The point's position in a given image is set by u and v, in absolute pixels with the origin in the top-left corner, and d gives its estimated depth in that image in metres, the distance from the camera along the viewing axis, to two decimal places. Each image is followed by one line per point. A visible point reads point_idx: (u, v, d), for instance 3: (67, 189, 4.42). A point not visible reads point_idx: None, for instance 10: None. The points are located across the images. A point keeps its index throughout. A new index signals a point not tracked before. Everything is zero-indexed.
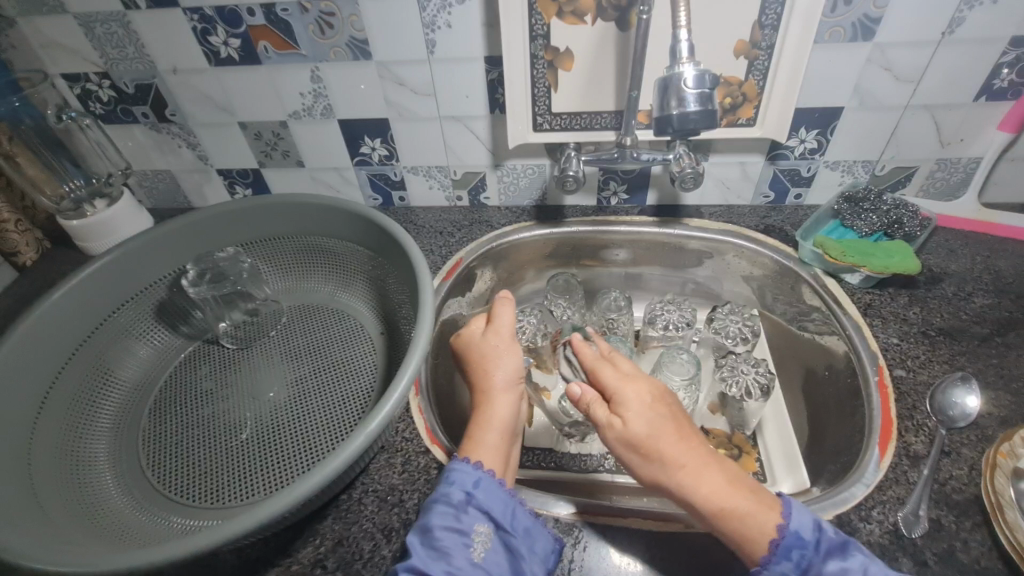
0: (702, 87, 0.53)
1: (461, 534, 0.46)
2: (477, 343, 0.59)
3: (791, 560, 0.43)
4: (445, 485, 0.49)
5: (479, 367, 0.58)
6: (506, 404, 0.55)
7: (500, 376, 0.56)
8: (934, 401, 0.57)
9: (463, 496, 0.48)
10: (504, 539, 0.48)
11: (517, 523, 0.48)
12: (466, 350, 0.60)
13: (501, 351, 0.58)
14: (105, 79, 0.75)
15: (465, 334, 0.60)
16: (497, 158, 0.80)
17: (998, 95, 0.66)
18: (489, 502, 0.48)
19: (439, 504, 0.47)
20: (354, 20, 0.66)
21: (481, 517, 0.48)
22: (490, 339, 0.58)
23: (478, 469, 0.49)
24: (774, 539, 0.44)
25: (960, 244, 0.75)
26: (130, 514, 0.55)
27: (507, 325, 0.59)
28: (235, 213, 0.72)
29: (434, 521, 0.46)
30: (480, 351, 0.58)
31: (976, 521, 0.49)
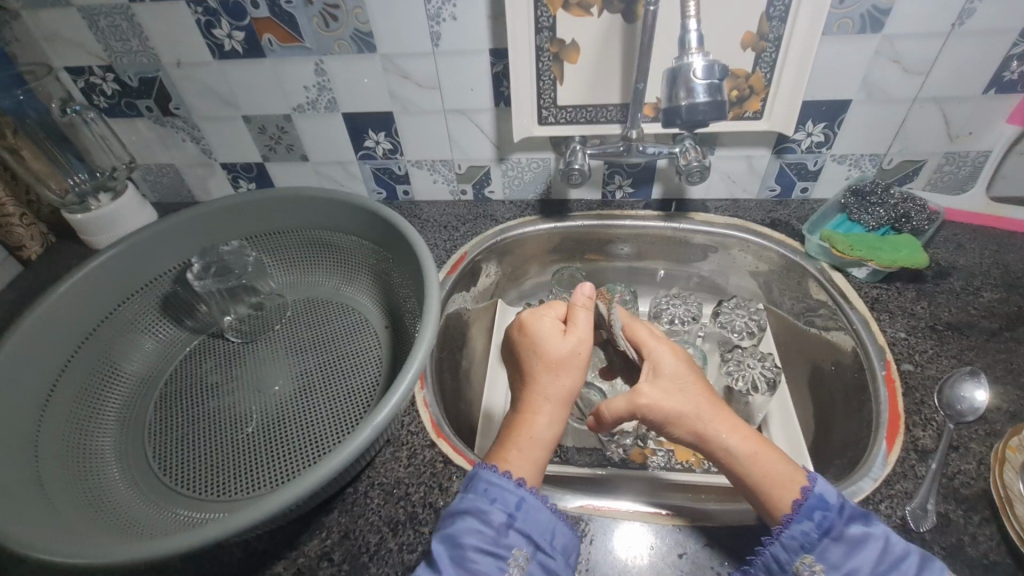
0: (712, 78, 0.52)
1: (496, 556, 0.46)
2: (551, 342, 0.55)
3: (812, 521, 0.45)
4: (483, 501, 0.47)
5: (547, 364, 0.54)
6: (555, 418, 0.53)
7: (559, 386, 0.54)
8: (942, 396, 0.56)
9: (502, 516, 0.47)
10: (542, 562, 0.46)
11: (555, 544, 0.47)
12: (534, 344, 0.56)
13: (575, 359, 0.55)
14: (109, 73, 0.75)
15: (541, 332, 0.56)
16: (502, 152, 0.79)
17: (1008, 87, 0.65)
18: (528, 523, 0.47)
19: (475, 520, 0.47)
20: (358, 13, 0.65)
21: (519, 538, 0.47)
22: (571, 342, 0.56)
23: (521, 490, 0.48)
24: (798, 499, 0.46)
25: (968, 239, 0.74)
26: (136, 506, 0.55)
27: (586, 332, 0.56)
28: (239, 207, 0.71)
29: (469, 539, 0.45)
30: (552, 352, 0.55)
31: (984, 515, 0.48)
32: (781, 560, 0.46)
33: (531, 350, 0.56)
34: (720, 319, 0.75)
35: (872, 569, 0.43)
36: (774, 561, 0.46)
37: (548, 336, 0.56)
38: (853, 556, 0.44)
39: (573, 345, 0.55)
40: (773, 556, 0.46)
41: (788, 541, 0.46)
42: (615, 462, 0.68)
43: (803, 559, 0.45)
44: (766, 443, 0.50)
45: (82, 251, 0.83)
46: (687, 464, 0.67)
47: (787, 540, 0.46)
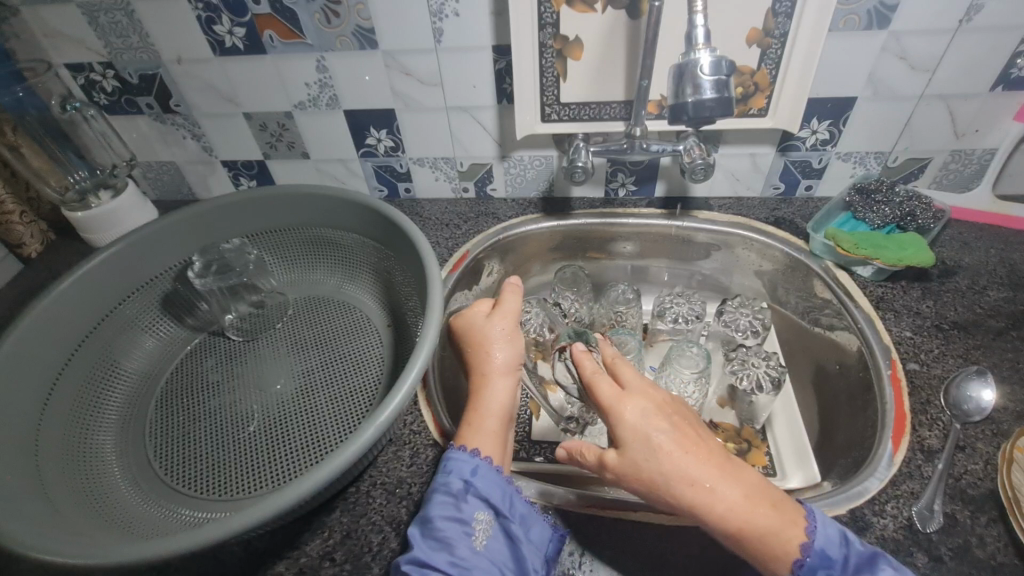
0: (719, 73, 0.52)
1: (462, 523, 0.46)
2: (478, 326, 0.59)
3: None
4: (443, 475, 0.49)
5: (475, 345, 0.58)
6: (503, 387, 0.55)
7: (500, 360, 0.56)
8: (948, 396, 0.56)
9: (462, 485, 0.48)
10: (504, 527, 0.47)
11: (515, 510, 0.48)
12: (465, 332, 0.60)
13: (502, 335, 0.58)
14: (109, 70, 0.74)
15: (468, 316, 0.61)
16: (504, 149, 0.79)
17: (1015, 84, 0.65)
18: (488, 489, 0.48)
19: (437, 493, 0.47)
20: (360, 9, 0.65)
21: (480, 504, 0.47)
22: (494, 323, 0.59)
23: (476, 458, 0.49)
24: (799, 560, 0.42)
25: (974, 237, 0.74)
26: (138, 505, 0.55)
27: (510, 314, 0.60)
28: (239, 205, 0.71)
29: (434, 511, 0.46)
30: (479, 334, 0.59)
31: (992, 516, 0.48)
32: None
33: (464, 337, 0.60)
34: (724, 318, 0.74)
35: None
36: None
37: (474, 321, 0.60)
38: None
39: (496, 329, 0.58)
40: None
41: None
42: None
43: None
44: (756, 500, 0.44)
45: (82, 249, 0.83)
46: None
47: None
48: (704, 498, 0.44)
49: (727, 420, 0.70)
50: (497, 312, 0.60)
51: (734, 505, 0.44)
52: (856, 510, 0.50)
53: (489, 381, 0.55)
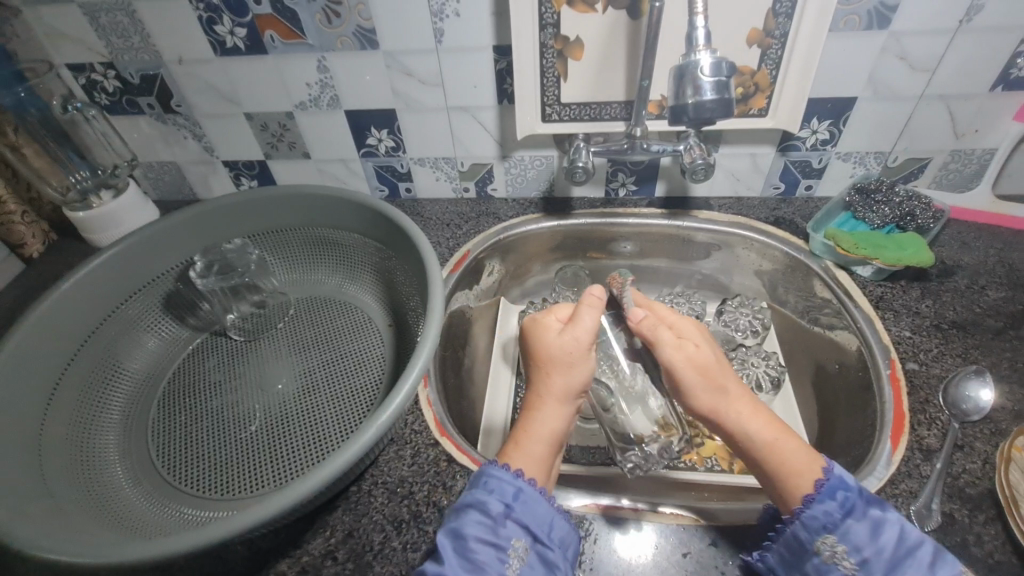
0: (719, 75, 0.52)
1: (496, 547, 0.45)
2: (550, 343, 0.56)
3: (834, 502, 0.45)
4: (483, 492, 0.48)
5: (543, 359, 0.56)
6: (558, 414, 0.54)
7: (564, 383, 0.54)
8: (947, 395, 0.56)
9: (501, 507, 0.47)
10: (541, 554, 0.46)
11: (554, 537, 0.47)
12: (537, 345, 0.57)
13: (575, 358, 0.55)
14: (110, 70, 0.74)
15: (541, 329, 0.58)
16: (505, 149, 0.79)
17: (1015, 84, 0.65)
18: (527, 514, 0.47)
19: (473, 510, 0.47)
20: (361, 9, 0.65)
21: (518, 529, 0.47)
22: (567, 341, 0.55)
23: (520, 481, 0.48)
24: (821, 479, 0.46)
25: (973, 236, 0.74)
26: (141, 504, 0.55)
27: (587, 332, 0.56)
28: (241, 205, 0.71)
29: (470, 530, 0.45)
30: (547, 347, 0.56)
31: (989, 514, 0.48)
32: (801, 540, 0.46)
33: (535, 351, 0.57)
34: (724, 318, 0.75)
35: (891, 553, 0.43)
36: (795, 538, 0.46)
37: (548, 335, 0.57)
38: (875, 538, 0.43)
39: (569, 347, 0.55)
40: (793, 535, 0.46)
41: (808, 521, 0.45)
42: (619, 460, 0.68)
43: (824, 539, 0.45)
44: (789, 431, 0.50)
45: (83, 249, 0.83)
46: (691, 463, 0.67)
47: (807, 520, 0.45)
48: (744, 406, 0.51)
49: None
50: (574, 327, 0.56)
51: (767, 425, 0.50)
52: None
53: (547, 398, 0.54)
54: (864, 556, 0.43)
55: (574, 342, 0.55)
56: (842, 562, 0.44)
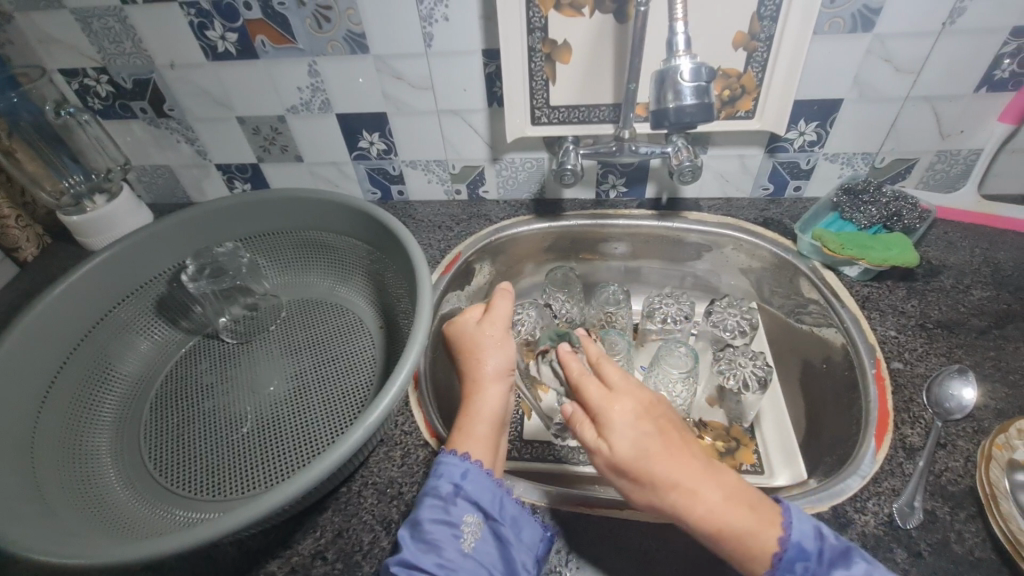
0: (699, 80, 0.52)
1: (450, 525, 0.47)
2: (471, 333, 0.58)
3: (794, 573, 0.44)
4: (434, 478, 0.49)
5: (466, 351, 0.57)
6: (494, 395, 0.54)
7: (492, 366, 0.55)
8: (931, 394, 0.57)
9: (451, 488, 0.48)
10: (493, 529, 0.48)
11: (506, 512, 0.49)
12: (458, 338, 0.58)
13: (493, 343, 0.57)
14: (103, 75, 0.75)
15: (460, 322, 0.59)
16: (496, 152, 0.80)
17: (999, 85, 0.66)
18: (477, 491, 0.49)
19: (428, 496, 0.48)
20: (351, 14, 0.66)
21: (469, 507, 0.48)
22: (485, 329, 0.57)
23: (465, 461, 0.49)
24: (777, 553, 0.43)
25: (959, 236, 0.75)
26: (132, 506, 0.56)
27: (501, 318, 0.58)
28: (232, 209, 0.72)
29: (424, 514, 0.47)
30: (470, 341, 0.57)
31: (970, 512, 0.49)
32: None
33: (457, 344, 0.58)
34: (713, 318, 0.75)
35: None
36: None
37: (464, 327, 0.59)
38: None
39: (480, 337, 0.57)
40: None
41: None
42: None
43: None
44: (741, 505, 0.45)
45: (77, 252, 0.83)
46: None
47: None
48: (672, 499, 0.45)
49: (716, 419, 0.71)
50: (488, 319, 0.58)
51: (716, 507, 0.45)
52: (839, 507, 0.50)
53: (479, 387, 0.55)
54: None
55: (487, 330, 0.57)
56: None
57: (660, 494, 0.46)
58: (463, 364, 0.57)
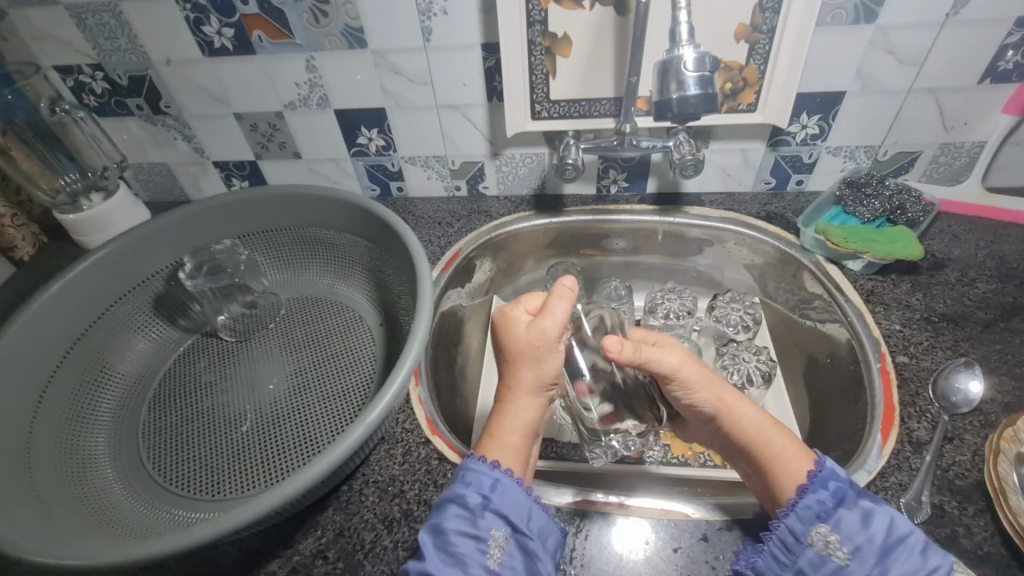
0: (702, 70, 0.52)
1: (476, 539, 0.46)
2: (520, 335, 0.54)
3: (827, 491, 0.46)
4: (461, 486, 0.48)
5: (511, 355, 0.55)
6: (529, 408, 0.55)
7: (530, 378, 0.54)
8: (937, 388, 0.56)
9: (479, 499, 0.48)
10: (520, 543, 0.47)
11: (533, 525, 0.48)
12: (506, 337, 0.55)
13: (542, 352, 0.54)
14: (98, 71, 0.74)
15: (510, 320, 0.56)
16: (496, 147, 0.79)
17: (1003, 77, 0.65)
18: (505, 505, 0.48)
19: (453, 504, 0.47)
20: (349, 8, 0.65)
21: (496, 520, 0.47)
22: (534, 334, 0.54)
23: (496, 472, 0.49)
24: (811, 471, 0.47)
25: (963, 229, 0.74)
26: (130, 506, 0.55)
27: (558, 324, 0.54)
28: (230, 206, 0.71)
29: (448, 524, 0.46)
30: (516, 348, 0.54)
31: (979, 506, 0.48)
32: (796, 532, 0.46)
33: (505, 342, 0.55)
34: (716, 313, 0.75)
35: (882, 541, 0.44)
36: (789, 533, 0.46)
37: (515, 326, 0.55)
38: (866, 527, 0.44)
39: (525, 333, 0.54)
40: (788, 528, 0.46)
41: (802, 511, 0.46)
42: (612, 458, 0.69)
43: (818, 529, 0.45)
44: (780, 426, 0.51)
45: (74, 251, 0.83)
46: (684, 458, 0.68)
47: (802, 510, 0.46)
48: (738, 402, 0.52)
49: None
50: (542, 317, 0.54)
51: (763, 423, 0.51)
52: None
53: (523, 386, 0.55)
54: (856, 543, 0.44)
55: (542, 335, 0.53)
56: (835, 553, 0.45)
57: (734, 393, 0.53)
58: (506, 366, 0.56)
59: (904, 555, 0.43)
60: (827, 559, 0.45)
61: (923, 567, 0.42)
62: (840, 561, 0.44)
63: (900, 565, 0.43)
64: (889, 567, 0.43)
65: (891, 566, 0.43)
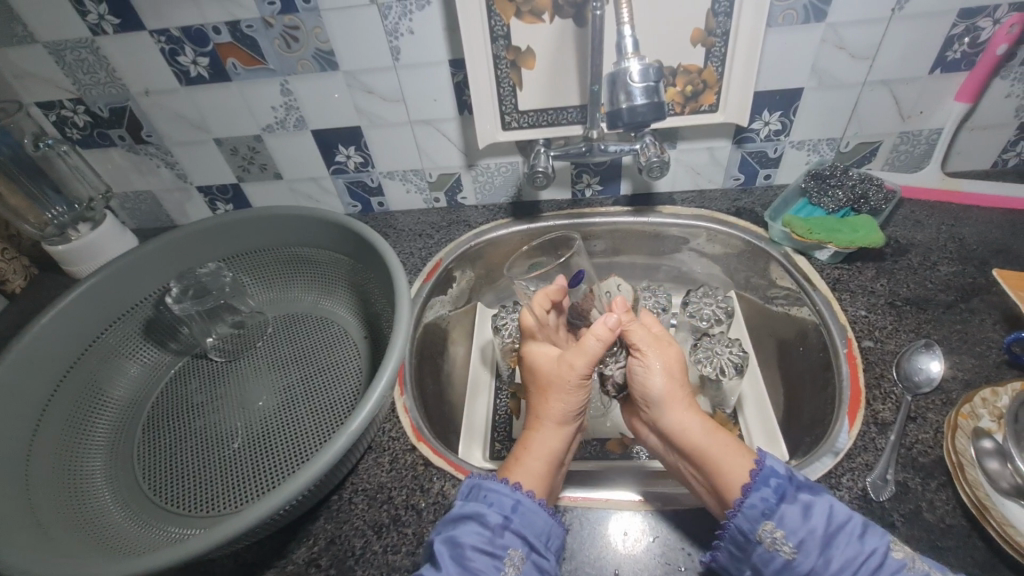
0: (648, 80, 0.54)
1: (493, 556, 0.46)
2: (551, 367, 0.58)
3: (769, 488, 0.47)
4: (482, 504, 0.49)
5: (542, 384, 0.58)
6: (555, 435, 0.56)
7: (559, 410, 0.57)
8: (900, 369, 0.59)
9: (499, 518, 0.48)
10: (536, 563, 0.47)
11: (551, 546, 0.48)
12: (537, 368, 0.59)
13: (570, 386, 0.56)
14: (79, 105, 0.76)
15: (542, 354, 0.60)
16: (470, 158, 0.81)
17: (952, 66, 0.67)
18: (526, 525, 0.48)
19: (473, 521, 0.48)
20: (318, 33, 0.67)
21: (515, 539, 0.48)
22: (563, 365, 0.57)
23: (517, 493, 0.49)
24: (753, 470, 0.48)
25: (925, 215, 0.76)
26: (128, 526, 0.57)
27: (590, 354, 0.56)
28: (211, 230, 0.73)
29: (467, 538, 0.46)
30: (547, 373, 0.58)
31: (941, 481, 0.51)
32: (745, 531, 0.46)
33: (537, 373, 0.59)
34: (689, 309, 0.77)
35: (823, 531, 0.44)
36: (739, 532, 0.46)
37: (547, 357, 0.59)
38: (808, 519, 0.45)
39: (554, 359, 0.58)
40: (737, 528, 0.46)
41: (749, 510, 0.46)
42: (596, 454, 0.71)
43: (765, 526, 0.46)
44: (719, 429, 0.53)
45: (64, 282, 0.84)
46: None
47: (747, 509, 0.46)
48: (682, 409, 0.54)
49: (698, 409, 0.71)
50: (573, 351, 0.56)
51: (705, 429, 0.53)
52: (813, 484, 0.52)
53: (548, 401, 0.57)
54: (800, 537, 0.44)
55: (571, 367, 0.56)
56: (782, 548, 0.45)
57: (684, 396, 0.55)
58: (536, 396, 0.59)
59: (845, 541, 0.44)
60: (775, 554, 0.45)
61: (863, 552, 0.43)
62: (787, 555, 0.45)
63: (842, 552, 0.43)
64: (832, 556, 0.43)
65: (833, 555, 0.43)
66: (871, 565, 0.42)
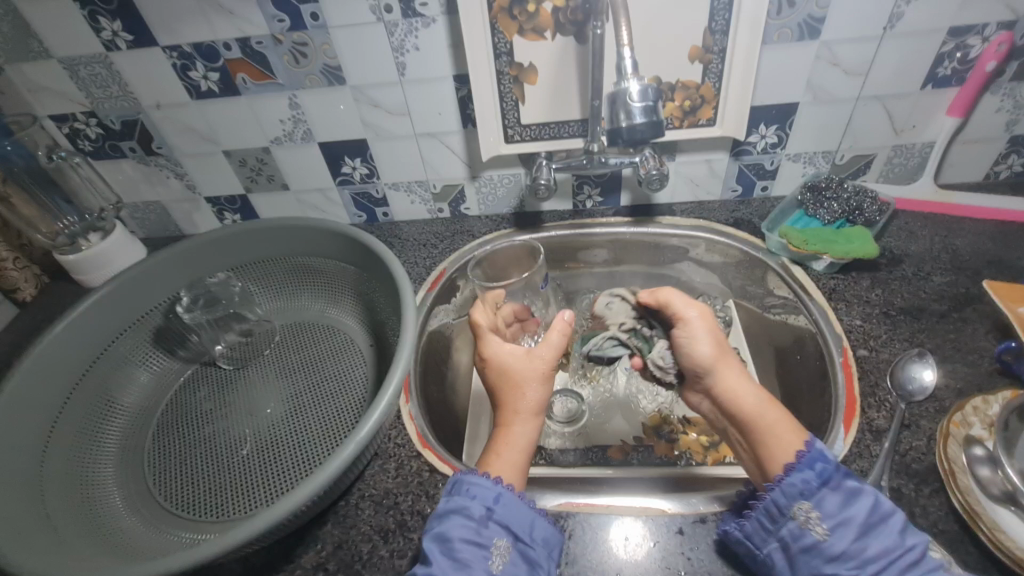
0: (646, 100, 0.56)
1: (479, 546, 0.47)
2: (518, 362, 0.59)
3: (813, 471, 0.47)
4: (465, 498, 0.50)
5: (509, 379, 0.58)
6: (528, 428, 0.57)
7: (529, 403, 0.57)
8: (894, 378, 0.60)
9: (483, 511, 0.49)
10: (522, 552, 0.48)
11: (536, 535, 0.49)
12: (503, 365, 0.59)
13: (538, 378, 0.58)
14: (91, 118, 0.78)
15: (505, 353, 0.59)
16: (474, 170, 0.83)
17: (943, 82, 0.69)
18: (508, 515, 0.49)
19: (457, 515, 0.49)
20: (327, 49, 0.69)
21: (500, 530, 0.49)
22: (531, 360, 0.59)
23: (499, 486, 0.50)
24: (800, 451, 0.49)
25: (919, 226, 0.78)
26: (140, 530, 0.58)
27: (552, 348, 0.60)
28: (224, 240, 0.75)
29: (453, 532, 0.48)
30: (512, 363, 0.58)
31: (934, 487, 0.52)
32: (780, 506, 0.48)
33: (502, 370, 0.59)
34: None
35: (864, 519, 0.45)
36: (773, 505, 0.48)
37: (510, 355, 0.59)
38: (847, 506, 0.46)
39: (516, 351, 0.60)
40: (772, 499, 0.48)
41: (788, 487, 0.48)
42: (599, 460, 0.72)
43: (801, 504, 0.47)
44: (774, 403, 0.55)
45: (74, 290, 0.86)
46: (668, 458, 0.71)
47: (787, 486, 0.48)
48: (737, 374, 0.57)
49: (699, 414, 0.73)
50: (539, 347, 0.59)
51: (759, 399, 0.55)
52: None
53: (520, 390, 0.58)
54: (836, 521, 0.46)
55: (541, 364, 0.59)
56: (815, 527, 0.46)
57: (733, 369, 0.57)
58: (503, 390, 0.58)
59: (884, 533, 0.45)
60: (807, 532, 0.46)
61: (901, 545, 0.44)
62: (819, 536, 0.46)
63: (879, 541, 0.44)
64: (868, 542, 0.44)
65: (870, 542, 0.44)
66: (908, 559, 0.43)
